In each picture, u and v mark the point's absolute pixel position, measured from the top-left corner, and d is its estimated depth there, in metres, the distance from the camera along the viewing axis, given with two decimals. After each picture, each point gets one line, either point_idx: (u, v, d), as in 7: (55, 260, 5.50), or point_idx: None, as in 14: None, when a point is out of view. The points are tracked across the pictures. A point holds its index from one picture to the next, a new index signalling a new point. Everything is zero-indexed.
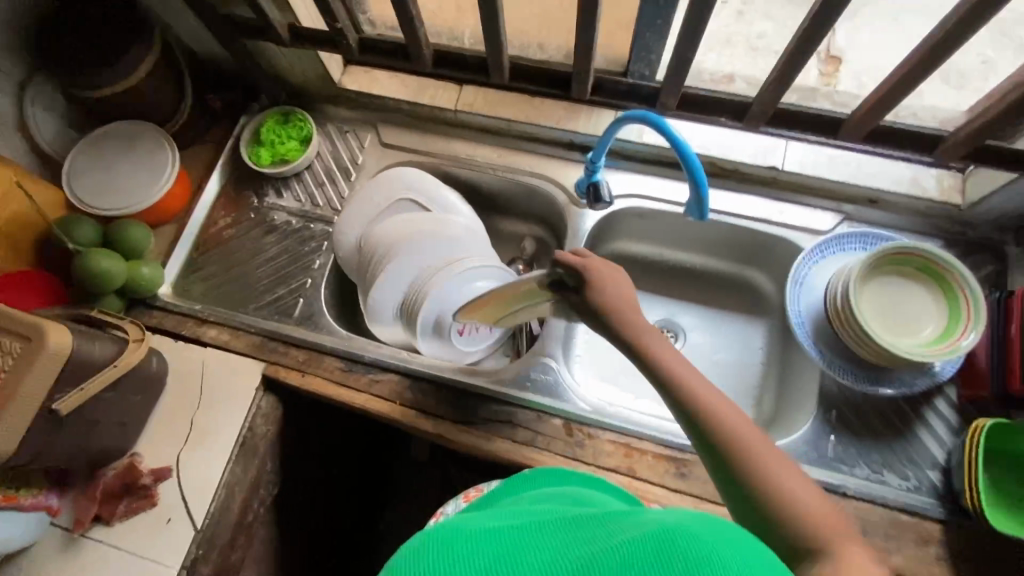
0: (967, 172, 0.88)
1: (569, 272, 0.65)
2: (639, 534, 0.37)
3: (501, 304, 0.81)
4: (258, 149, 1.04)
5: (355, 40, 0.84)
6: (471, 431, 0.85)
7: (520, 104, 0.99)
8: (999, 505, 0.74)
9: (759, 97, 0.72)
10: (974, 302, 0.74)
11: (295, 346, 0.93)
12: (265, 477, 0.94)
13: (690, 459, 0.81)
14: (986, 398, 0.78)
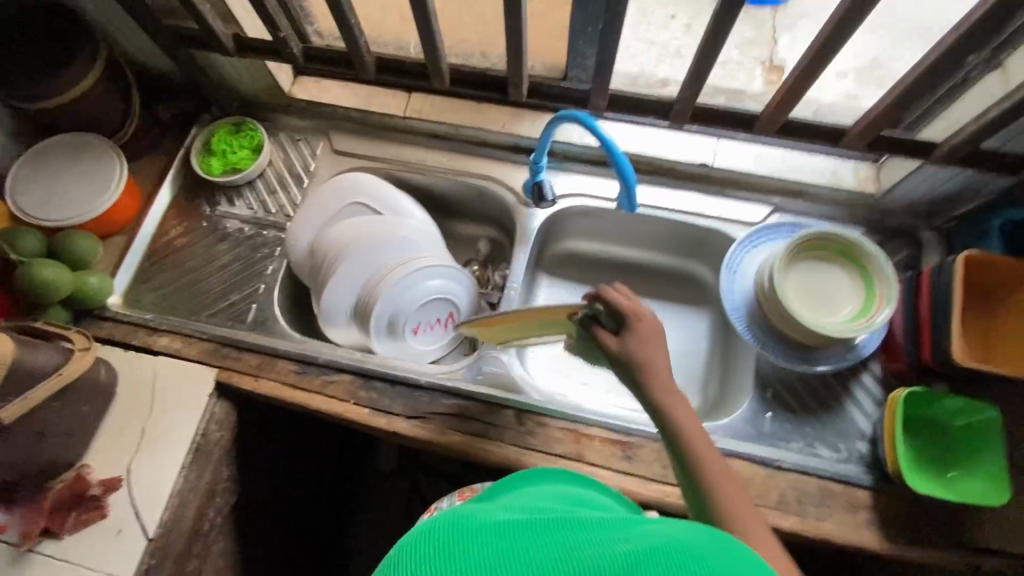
0: (879, 163, 0.95)
1: (611, 310, 0.69)
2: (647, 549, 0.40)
3: (511, 325, 0.82)
4: (210, 159, 1.06)
5: (299, 48, 0.87)
6: (424, 426, 0.86)
7: (466, 109, 1.04)
8: (916, 469, 0.79)
9: (679, 100, 0.77)
10: (886, 280, 0.80)
11: (249, 351, 0.93)
12: (221, 485, 0.94)
13: (636, 442, 0.84)
14: (904, 369, 0.84)
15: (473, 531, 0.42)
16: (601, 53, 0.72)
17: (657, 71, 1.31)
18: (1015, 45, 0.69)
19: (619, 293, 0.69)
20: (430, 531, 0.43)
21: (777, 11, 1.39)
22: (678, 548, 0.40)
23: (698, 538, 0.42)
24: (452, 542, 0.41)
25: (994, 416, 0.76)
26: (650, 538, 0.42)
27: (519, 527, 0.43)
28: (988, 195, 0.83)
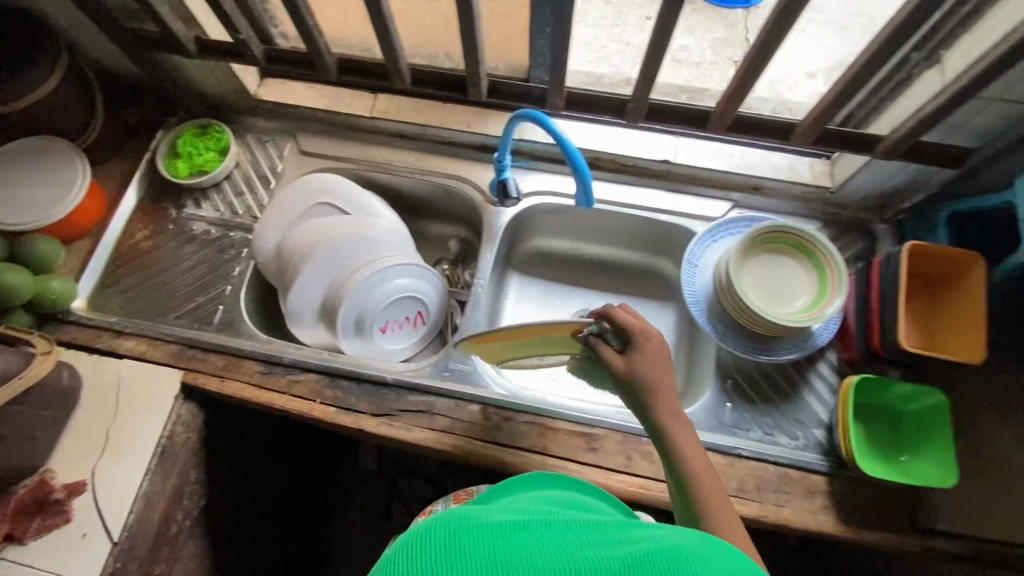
0: (833, 158, 0.97)
1: (620, 328, 0.70)
2: (645, 552, 0.40)
3: (514, 343, 0.81)
4: (176, 162, 1.05)
5: (259, 50, 0.88)
6: (390, 423, 0.87)
7: (432, 109, 1.05)
8: (870, 454, 0.82)
9: (633, 97, 0.78)
10: (838, 273, 0.83)
11: (214, 352, 0.93)
12: (189, 487, 0.94)
13: (599, 433, 0.85)
14: (857, 357, 0.86)
15: (469, 529, 0.41)
16: (553, 53, 0.74)
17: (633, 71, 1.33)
18: (950, 42, 0.71)
19: (626, 312, 0.71)
20: (423, 530, 0.41)
21: (749, 12, 1.42)
22: (679, 554, 0.40)
23: (699, 544, 0.41)
24: (449, 540, 0.40)
25: (942, 401, 0.79)
26: (650, 542, 0.41)
27: (517, 528, 0.42)
28: (934, 187, 0.85)
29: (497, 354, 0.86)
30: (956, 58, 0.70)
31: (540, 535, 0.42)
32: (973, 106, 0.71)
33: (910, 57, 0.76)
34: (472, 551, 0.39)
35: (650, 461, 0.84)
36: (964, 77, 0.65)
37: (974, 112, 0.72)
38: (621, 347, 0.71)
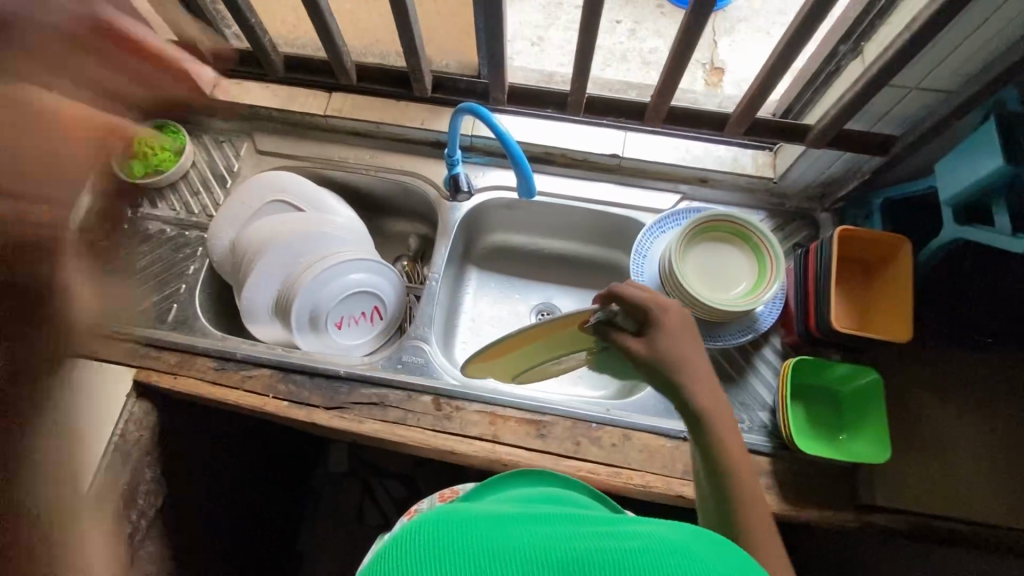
0: (777, 150, 1.00)
1: (635, 308, 0.69)
2: (641, 548, 0.38)
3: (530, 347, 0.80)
4: (131, 162, 1.05)
5: (207, 48, 0.91)
6: (341, 416, 0.88)
7: (386, 107, 1.06)
8: (812, 434, 0.84)
9: (571, 90, 0.81)
10: (775, 259, 0.86)
11: (167, 350, 0.94)
12: (144, 486, 0.93)
13: (549, 420, 0.87)
14: (798, 339, 0.89)
15: (454, 535, 0.38)
16: (489, 47, 0.78)
17: (603, 73, 1.36)
18: (870, 34, 0.74)
19: (636, 290, 0.70)
20: (407, 538, 0.38)
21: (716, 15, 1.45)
22: (677, 549, 0.38)
23: (694, 539, 0.40)
24: (434, 552, 0.37)
25: (876, 378, 0.82)
26: (644, 537, 0.39)
27: (507, 532, 0.40)
28: (865, 174, 0.87)
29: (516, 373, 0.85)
30: (873, 49, 0.73)
31: (531, 538, 0.39)
32: (890, 94, 0.75)
33: (838, 49, 0.79)
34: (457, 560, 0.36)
35: (599, 446, 0.85)
36: (877, 66, 0.69)
37: (895, 100, 0.76)
38: (639, 332, 0.70)
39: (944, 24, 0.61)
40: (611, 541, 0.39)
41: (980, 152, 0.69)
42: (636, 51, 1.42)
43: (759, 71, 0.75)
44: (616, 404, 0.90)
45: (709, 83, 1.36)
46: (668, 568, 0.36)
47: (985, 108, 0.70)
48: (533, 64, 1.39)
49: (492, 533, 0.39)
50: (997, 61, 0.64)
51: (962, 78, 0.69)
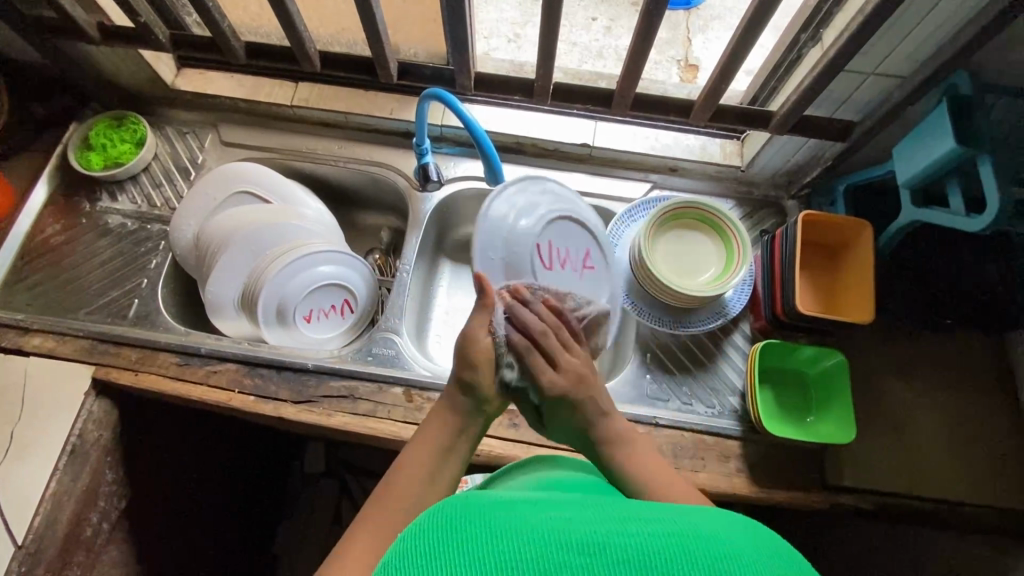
0: (744, 138, 1.01)
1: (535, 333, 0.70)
2: (656, 530, 0.38)
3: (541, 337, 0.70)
4: (88, 154, 1.01)
5: (165, 35, 0.89)
6: (311, 409, 0.87)
7: (355, 98, 1.04)
8: (782, 418, 0.85)
9: (537, 78, 0.82)
10: (742, 242, 0.87)
11: (128, 346, 0.91)
12: (106, 488, 0.90)
13: (522, 410, 0.87)
14: (766, 325, 0.89)
15: (469, 526, 0.39)
16: (454, 32, 0.77)
17: (580, 68, 1.36)
18: (828, 21, 0.75)
19: (533, 314, 0.71)
20: (423, 533, 0.39)
21: (689, 12, 1.46)
22: (691, 533, 0.38)
23: (718, 525, 0.40)
24: (447, 541, 0.38)
25: (840, 360, 0.83)
26: (660, 523, 0.39)
27: (524, 519, 0.40)
28: (828, 160, 0.89)
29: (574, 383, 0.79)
30: (830, 35, 0.74)
31: (550, 523, 0.39)
32: (848, 79, 0.76)
33: (799, 38, 0.80)
34: (471, 546, 0.37)
35: (571, 434, 0.85)
36: (832, 50, 0.70)
37: (853, 86, 0.77)
38: (550, 363, 0.69)
39: (894, 8, 0.63)
40: (633, 524, 0.39)
41: (934, 135, 0.70)
42: (612, 48, 1.43)
43: (716, 63, 0.76)
44: None
45: (683, 79, 1.38)
46: (689, 552, 0.36)
47: (937, 93, 0.72)
48: (510, 59, 1.39)
49: (507, 522, 0.39)
50: (945, 45, 0.66)
51: (914, 63, 0.70)
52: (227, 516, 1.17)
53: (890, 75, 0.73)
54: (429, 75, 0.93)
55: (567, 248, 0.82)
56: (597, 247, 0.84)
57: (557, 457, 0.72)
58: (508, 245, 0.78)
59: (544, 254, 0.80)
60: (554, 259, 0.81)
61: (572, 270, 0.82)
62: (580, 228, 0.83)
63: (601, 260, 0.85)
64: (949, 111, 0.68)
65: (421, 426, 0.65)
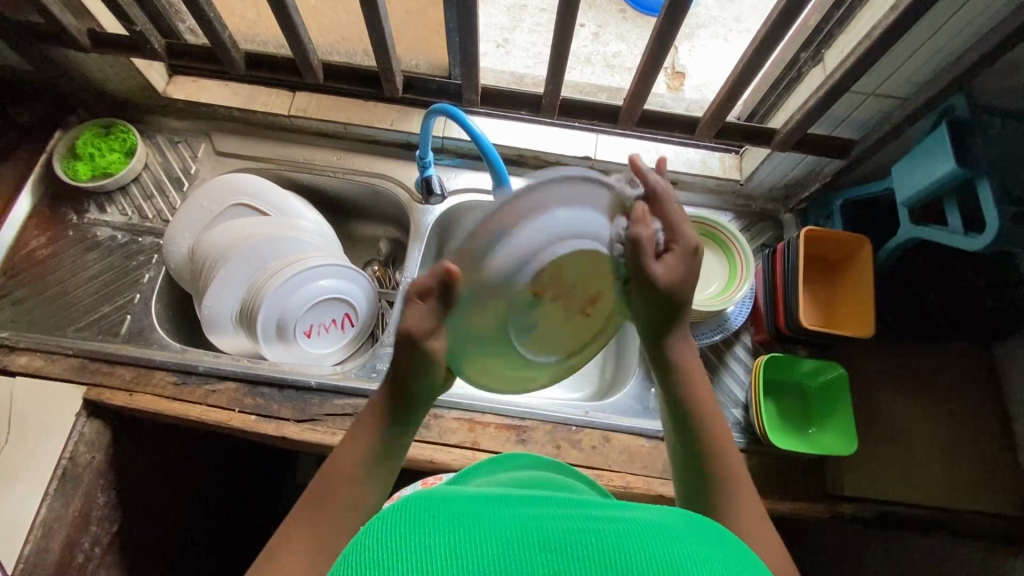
0: (742, 152, 1.02)
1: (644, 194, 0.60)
2: (619, 529, 0.38)
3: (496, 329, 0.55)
4: (75, 164, 0.97)
5: (161, 45, 0.87)
6: (314, 428, 0.85)
7: (354, 108, 1.02)
8: (784, 429, 0.87)
9: (545, 93, 0.82)
10: (745, 258, 0.89)
11: (121, 365, 0.88)
12: (98, 512, 0.86)
13: (530, 425, 0.86)
14: (768, 337, 0.91)
15: (429, 520, 0.38)
16: (463, 49, 0.77)
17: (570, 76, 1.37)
18: (830, 42, 0.77)
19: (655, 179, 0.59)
20: (380, 523, 0.38)
21: None
22: (656, 534, 0.38)
23: (684, 527, 0.40)
24: (406, 532, 0.37)
25: (841, 373, 0.85)
26: (624, 524, 0.39)
27: (489, 518, 0.39)
28: (826, 177, 0.90)
29: (569, 329, 0.62)
30: (833, 58, 0.76)
31: (513, 518, 0.39)
32: (851, 100, 0.78)
33: (799, 57, 0.81)
34: (432, 537, 0.36)
35: (579, 449, 0.85)
36: (838, 73, 0.71)
37: (853, 106, 0.79)
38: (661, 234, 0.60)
39: (899, 35, 0.64)
40: (595, 523, 0.39)
41: (933, 156, 0.72)
42: (600, 55, 1.44)
43: (726, 79, 0.77)
44: (595, 407, 0.90)
45: (670, 87, 1.39)
46: (648, 548, 0.37)
47: (933, 116, 0.74)
48: (500, 66, 1.39)
49: (468, 518, 0.39)
50: (945, 72, 0.68)
51: (914, 85, 0.72)
52: (222, 536, 1.13)
53: (890, 96, 0.75)
54: (434, 89, 0.92)
55: (571, 279, 0.55)
56: (606, 285, 0.59)
57: (542, 459, 0.72)
58: (511, 250, 0.47)
59: (540, 277, 0.51)
60: (548, 284, 0.53)
61: (555, 300, 0.56)
62: (604, 261, 0.55)
63: (596, 301, 0.61)
64: (948, 133, 0.70)
65: (363, 415, 0.59)
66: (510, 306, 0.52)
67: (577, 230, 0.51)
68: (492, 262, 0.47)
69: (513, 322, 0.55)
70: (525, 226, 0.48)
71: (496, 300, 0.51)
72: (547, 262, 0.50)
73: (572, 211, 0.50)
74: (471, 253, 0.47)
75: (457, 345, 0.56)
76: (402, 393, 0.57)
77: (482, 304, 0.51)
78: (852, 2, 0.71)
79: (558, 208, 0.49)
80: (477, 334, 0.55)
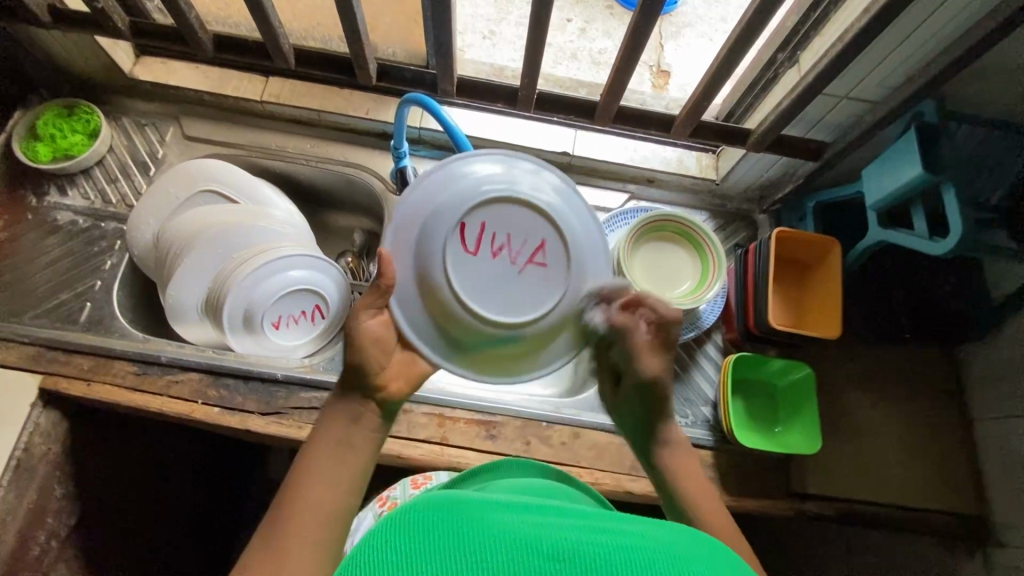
0: (719, 152, 1.02)
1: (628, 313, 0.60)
2: (627, 543, 0.38)
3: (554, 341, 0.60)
4: (35, 145, 0.94)
5: (124, 22, 0.84)
6: (278, 421, 0.84)
7: (329, 95, 1.00)
8: (750, 427, 0.88)
9: (522, 86, 0.81)
10: (717, 255, 0.89)
11: (79, 354, 0.85)
12: (54, 504, 0.84)
13: (499, 421, 0.86)
14: (737, 336, 0.91)
15: (437, 527, 0.38)
16: (437, 38, 0.76)
17: (555, 71, 1.36)
18: (805, 44, 0.77)
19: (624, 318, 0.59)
20: (392, 527, 0.38)
21: (663, 19, 1.47)
22: (665, 550, 0.38)
23: (690, 542, 0.40)
24: (416, 536, 0.37)
25: (807, 373, 0.86)
26: (632, 539, 0.39)
27: (499, 524, 0.39)
28: (799, 178, 0.91)
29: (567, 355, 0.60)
30: (808, 60, 0.76)
31: (522, 528, 0.39)
32: (824, 103, 0.79)
33: (776, 57, 0.82)
34: (442, 543, 0.36)
35: (548, 445, 0.85)
36: (811, 75, 0.72)
37: (826, 109, 0.80)
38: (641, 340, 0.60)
39: (871, 39, 0.64)
40: (602, 537, 0.39)
41: (901, 160, 0.74)
42: (587, 51, 1.43)
43: (702, 77, 0.77)
44: (566, 404, 0.89)
45: (655, 85, 1.39)
46: (654, 560, 0.36)
47: (905, 119, 0.74)
48: (485, 58, 1.37)
49: (478, 526, 0.38)
50: (915, 76, 0.68)
51: (885, 90, 0.73)
52: (188, 528, 1.11)
53: (862, 99, 0.76)
54: (410, 77, 0.91)
55: (509, 234, 0.56)
56: (560, 239, 0.57)
57: (526, 461, 0.70)
58: (427, 215, 0.56)
59: (467, 234, 0.55)
60: (483, 242, 0.56)
61: (507, 263, 0.56)
62: (536, 213, 0.57)
63: (559, 259, 0.57)
64: (917, 138, 0.71)
65: (306, 440, 0.53)
66: (447, 269, 0.54)
67: (478, 182, 0.57)
68: (414, 226, 0.56)
69: (462, 282, 0.55)
70: (438, 190, 0.57)
71: (431, 263, 0.54)
72: (462, 216, 0.55)
73: (481, 172, 0.57)
74: (399, 228, 0.56)
75: (431, 333, 0.57)
76: (349, 405, 0.53)
77: (423, 276, 0.55)
78: (826, 5, 0.71)
79: (464, 176, 0.57)
80: (439, 315, 0.55)
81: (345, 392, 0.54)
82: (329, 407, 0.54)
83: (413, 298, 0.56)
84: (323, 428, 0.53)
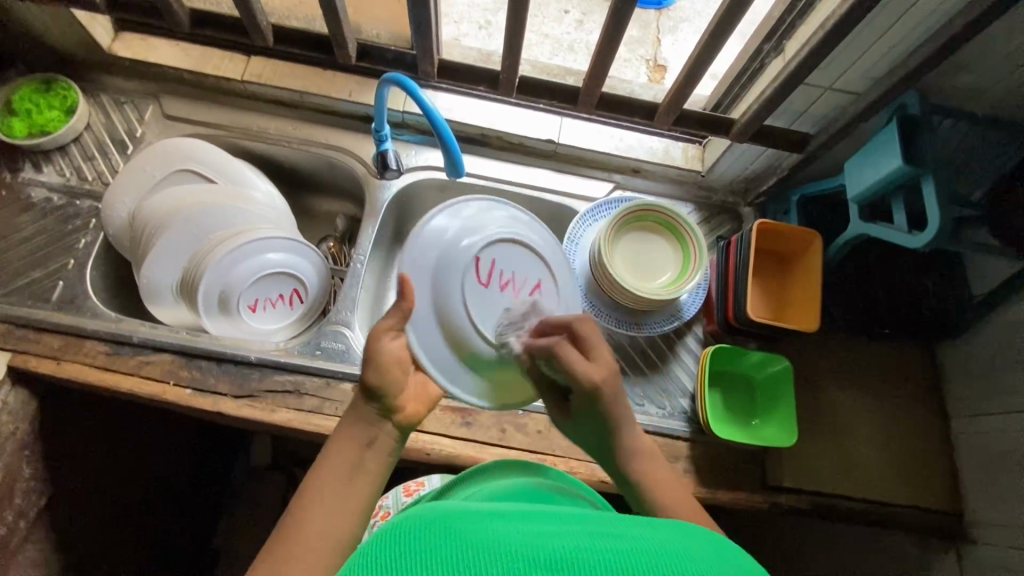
0: (705, 143, 1.01)
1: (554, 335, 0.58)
2: (625, 548, 0.37)
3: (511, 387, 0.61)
4: (10, 119, 0.92)
5: None
6: (251, 404, 0.83)
7: (312, 76, 0.98)
8: (727, 420, 0.88)
9: (503, 70, 0.80)
10: (699, 246, 0.89)
11: (51, 332, 0.84)
12: (22, 484, 0.83)
13: (475, 409, 0.85)
14: (717, 329, 0.91)
15: (428, 541, 0.37)
16: (416, 18, 0.74)
17: (549, 62, 1.35)
18: (791, 33, 0.76)
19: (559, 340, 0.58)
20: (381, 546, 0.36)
21: (660, 13, 1.46)
22: (665, 553, 0.37)
23: (690, 541, 0.39)
24: (405, 553, 0.36)
25: (785, 366, 0.86)
26: (629, 543, 0.38)
27: (493, 536, 0.38)
28: (783, 170, 0.90)
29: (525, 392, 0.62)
30: (792, 48, 0.75)
31: (519, 538, 0.38)
32: (808, 94, 0.78)
33: (762, 47, 0.81)
34: (433, 559, 0.35)
35: (524, 433, 0.85)
36: (793, 63, 0.71)
37: (810, 100, 0.79)
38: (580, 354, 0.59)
39: (851, 28, 0.64)
40: (600, 544, 0.38)
41: (883, 152, 0.73)
42: (583, 43, 1.41)
43: (682, 66, 0.76)
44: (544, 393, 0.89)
45: (651, 80, 1.38)
46: (653, 564, 0.35)
47: (888, 111, 0.74)
48: (480, 47, 1.36)
49: (468, 539, 0.37)
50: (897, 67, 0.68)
51: (867, 80, 0.72)
52: (164, 513, 1.10)
53: (846, 91, 0.75)
54: (391, 58, 0.89)
55: (513, 271, 0.61)
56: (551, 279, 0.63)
57: (516, 461, 0.70)
58: (440, 254, 0.58)
59: (479, 269, 0.59)
60: (492, 276, 0.60)
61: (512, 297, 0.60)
62: (535, 254, 0.63)
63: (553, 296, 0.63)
64: (898, 129, 0.70)
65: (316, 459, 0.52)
66: (465, 301, 0.57)
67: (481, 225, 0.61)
68: (428, 263, 0.58)
69: (478, 312, 0.58)
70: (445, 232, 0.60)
71: (450, 296, 0.57)
72: (476, 252, 0.59)
73: (480, 216, 0.62)
74: (414, 263, 0.58)
75: (452, 367, 0.58)
76: (360, 428, 0.53)
77: (442, 308, 0.57)
78: None
79: (468, 219, 0.62)
80: (454, 345, 0.57)
81: (359, 412, 0.54)
82: (341, 426, 0.54)
83: (431, 329, 0.57)
84: (334, 450, 0.52)
